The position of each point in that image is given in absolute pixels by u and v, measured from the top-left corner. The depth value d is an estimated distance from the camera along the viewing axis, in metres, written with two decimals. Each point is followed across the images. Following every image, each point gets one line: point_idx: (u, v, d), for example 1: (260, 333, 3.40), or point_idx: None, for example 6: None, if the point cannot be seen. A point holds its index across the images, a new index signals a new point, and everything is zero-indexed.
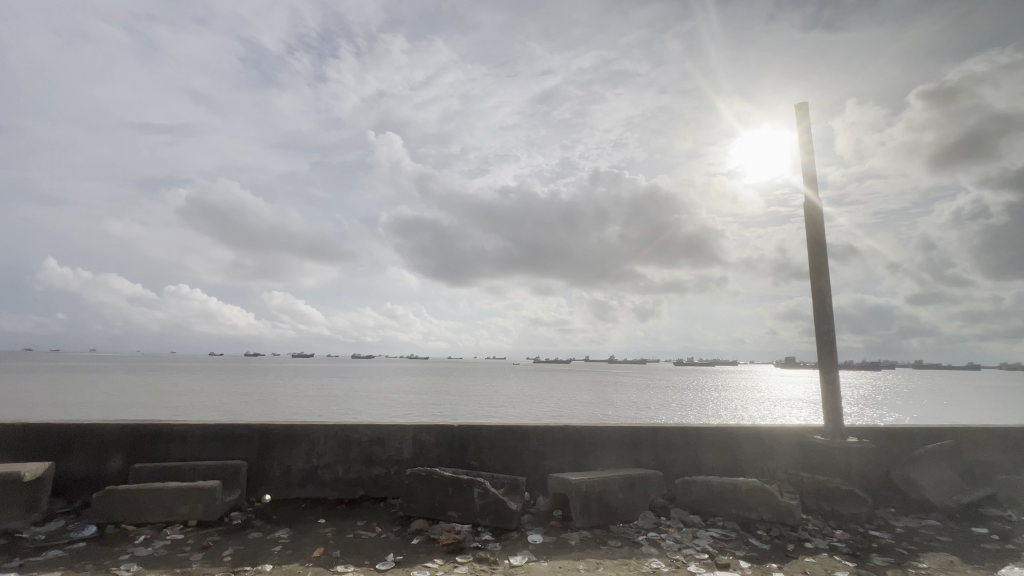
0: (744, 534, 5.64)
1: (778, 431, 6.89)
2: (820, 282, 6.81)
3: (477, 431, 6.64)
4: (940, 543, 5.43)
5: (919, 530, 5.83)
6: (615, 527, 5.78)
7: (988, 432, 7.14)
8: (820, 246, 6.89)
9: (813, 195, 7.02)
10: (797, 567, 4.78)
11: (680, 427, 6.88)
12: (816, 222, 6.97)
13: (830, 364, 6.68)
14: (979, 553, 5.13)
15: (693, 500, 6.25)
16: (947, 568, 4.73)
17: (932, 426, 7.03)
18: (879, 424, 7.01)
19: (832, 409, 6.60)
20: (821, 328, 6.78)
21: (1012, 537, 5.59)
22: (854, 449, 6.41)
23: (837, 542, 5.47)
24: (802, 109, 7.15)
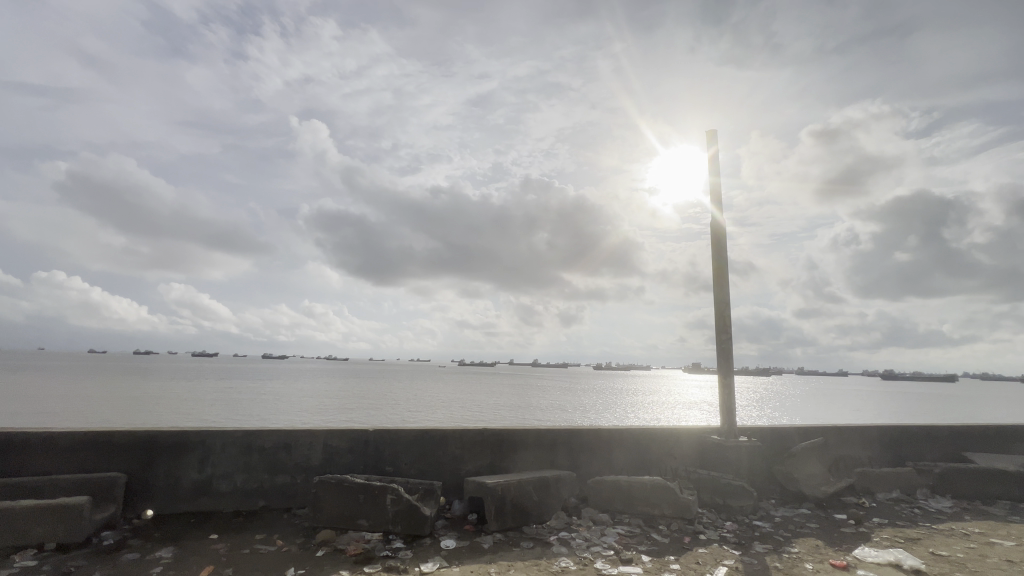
0: (647, 530, 5.99)
1: (681, 432, 7.42)
2: (722, 295, 7.45)
3: (393, 436, 6.43)
4: (809, 529, 6.14)
5: (793, 519, 6.55)
6: (528, 528, 5.88)
7: (850, 430, 8.23)
8: (723, 262, 7.55)
9: (719, 215, 7.68)
10: (691, 558, 5.16)
11: (594, 429, 7.16)
12: (720, 239, 7.63)
13: (727, 370, 7.32)
14: (838, 537, 5.87)
15: (604, 499, 6.52)
16: (813, 551, 5.36)
17: (808, 426, 7.93)
18: (766, 425, 7.78)
19: (728, 410, 7.22)
20: (720, 337, 7.41)
21: (864, 522, 6.47)
22: (744, 448, 7.06)
23: (726, 533, 5.99)
24: (713, 134, 7.79)
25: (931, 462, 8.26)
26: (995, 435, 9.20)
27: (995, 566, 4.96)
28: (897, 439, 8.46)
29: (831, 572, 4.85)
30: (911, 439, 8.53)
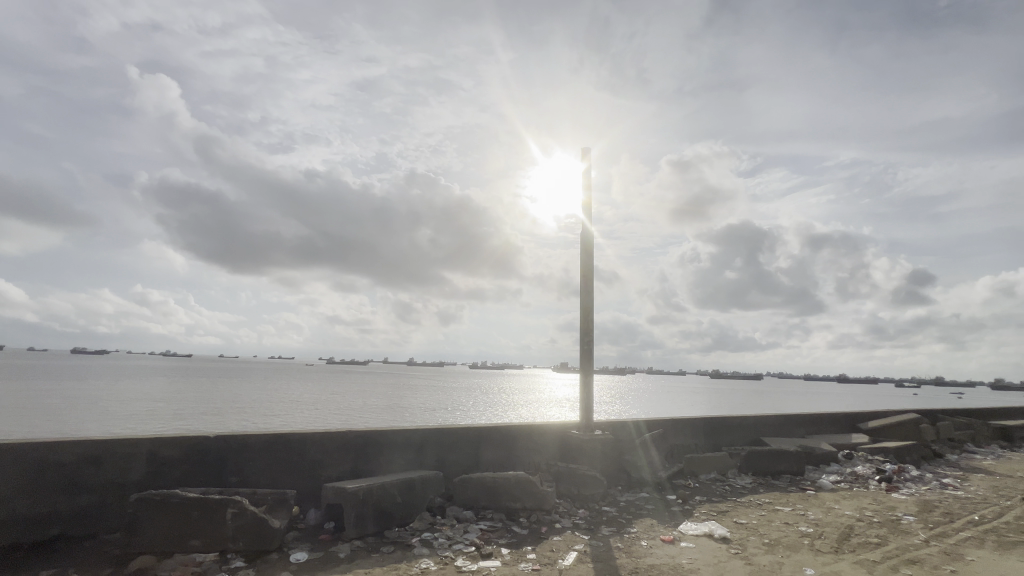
0: (508, 524, 6.23)
1: (545, 428, 7.88)
2: (587, 300, 8.08)
3: (239, 442, 5.74)
4: (647, 510, 6.97)
5: (634, 502, 7.38)
6: (389, 532, 5.70)
7: (682, 422, 9.58)
8: (589, 269, 8.21)
9: (588, 226, 8.33)
10: (546, 546, 5.50)
11: (463, 428, 7.23)
12: (588, 248, 8.28)
13: (587, 370, 7.96)
14: (669, 515, 6.76)
15: (469, 496, 6.60)
16: (649, 529, 6.10)
17: (650, 420, 9.00)
18: (617, 420, 8.63)
19: (587, 407, 7.86)
20: (584, 340, 8.03)
21: (689, 500, 7.54)
22: (598, 440, 7.74)
23: (578, 520, 6.51)
24: (587, 151, 8.44)
25: (740, 447, 9.98)
26: (783, 423, 11.46)
27: (778, 528, 6.16)
28: (716, 429, 10.07)
29: (661, 545, 5.55)
30: (726, 427, 10.21)
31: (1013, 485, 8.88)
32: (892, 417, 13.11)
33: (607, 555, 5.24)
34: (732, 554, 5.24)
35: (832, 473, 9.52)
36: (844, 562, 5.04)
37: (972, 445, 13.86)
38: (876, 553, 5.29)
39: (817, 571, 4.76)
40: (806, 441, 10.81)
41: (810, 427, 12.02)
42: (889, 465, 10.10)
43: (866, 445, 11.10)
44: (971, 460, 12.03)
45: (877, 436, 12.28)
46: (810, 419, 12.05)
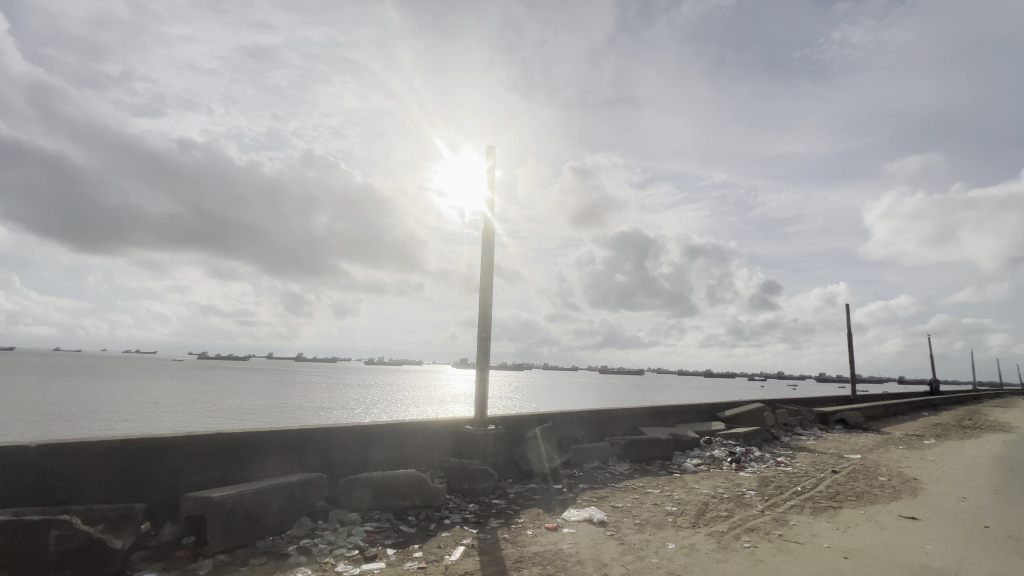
0: (395, 523, 6.08)
1: (439, 423, 7.84)
2: (486, 297, 8.17)
3: (73, 450, 4.85)
4: (533, 500, 7.26)
5: (523, 493, 7.64)
6: (262, 542, 5.22)
7: (570, 415, 10.16)
8: (490, 266, 8.30)
9: (490, 224, 8.43)
10: (433, 543, 5.45)
11: (351, 427, 6.89)
12: (490, 245, 8.38)
13: (484, 366, 8.05)
14: (554, 503, 7.10)
15: (355, 498, 6.31)
16: (535, 519, 6.35)
17: (542, 413, 9.42)
18: (510, 415, 8.86)
19: (481, 402, 7.96)
20: (482, 336, 8.11)
21: (573, 488, 8.00)
22: (491, 434, 7.88)
23: (467, 514, 6.57)
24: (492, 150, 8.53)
25: (620, 436, 10.86)
26: (657, 413, 12.67)
27: (648, 508, 6.80)
28: (600, 420, 10.84)
29: (546, 533, 5.81)
30: (609, 419, 11.05)
31: (826, 460, 10.82)
32: (743, 406, 15.19)
33: (494, 547, 5.35)
34: (608, 536, 5.65)
35: (695, 456, 10.77)
36: (699, 534, 5.71)
37: (801, 428, 16.61)
38: (725, 524, 6.08)
39: (677, 544, 5.33)
40: (675, 429, 12.10)
41: (679, 416, 13.46)
42: (739, 448, 11.70)
43: (723, 431, 12.73)
44: (799, 440, 14.42)
45: (731, 423, 14.15)
46: (679, 410, 13.48)
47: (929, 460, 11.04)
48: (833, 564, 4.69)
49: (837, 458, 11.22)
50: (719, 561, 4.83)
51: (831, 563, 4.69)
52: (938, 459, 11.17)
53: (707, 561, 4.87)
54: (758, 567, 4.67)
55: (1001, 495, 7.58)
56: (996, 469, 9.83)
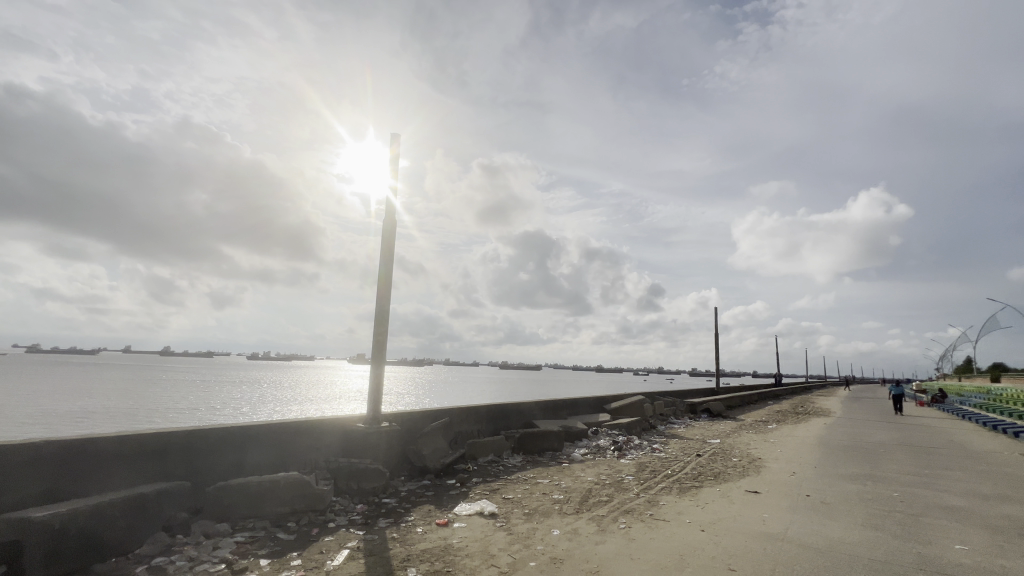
0: (272, 532, 5.61)
1: (327, 422, 7.40)
2: (384, 290, 7.87)
3: None
4: (425, 497, 7.16)
5: (415, 490, 7.51)
6: (100, 567, 4.48)
7: (466, 410, 10.21)
8: (389, 259, 8.00)
9: (392, 216, 8.13)
10: (314, 549, 5.13)
11: (223, 429, 6.22)
12: (389, 237, 8.08)
13: (379, 361, 7.76)
14: (446, 499, 7.09)
15: (223, 506, 5.70)
16: (426, 516, 6.28)
17: (437, 409, 9.36)
18: (403, 412, 8.65)
19: (375, 398, 7.66)
20: (378, 331, 7.81)
21: (466, 482, 8.04)
22: (384, 432, 7.62)
23: (354, 516, 6.28)
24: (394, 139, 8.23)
25: (514, 430, 11.17)
26: (550, 407, 13.25)
27: (537, 498, 7.08)
28: (495, 415, 11.04)
29: (436, 529, 5.77)
30: (504, 413, 11.32)
31: (693, 445, 12.18)
32: (626, 399, 16.49)
33: (380, 548, 5.18)
34: (497, 528, 5.77)
35: (582, 446, 11.46)
36: (582, 519, 6.08)
37: (674, 418, 18.51)
38: (605, 508, 6.56)
39: (561, 530, 5.63)
40: (566, 421, 12.77)
41: (570, 409, 14.23)
42: (621, 437, 12.69)
43: (608, 422, 13.72)
44: (672, 428, 16.06)
45: (616, 414, 15.28)
46: (569, 404, 14.22)
47: (770, 442, 12.97)
48: (692, 537, 5.30)
49: (701, 443, 12.69)
50: (598, 543, 5.18)
51: (690, 537, 5.29)
52: (777, 441, 13.18)
53: (588, 543, 5.19)
54: (631, 545, 5.10)
55: (819, 468, 9.17)
56: (817, 447, 11.88)
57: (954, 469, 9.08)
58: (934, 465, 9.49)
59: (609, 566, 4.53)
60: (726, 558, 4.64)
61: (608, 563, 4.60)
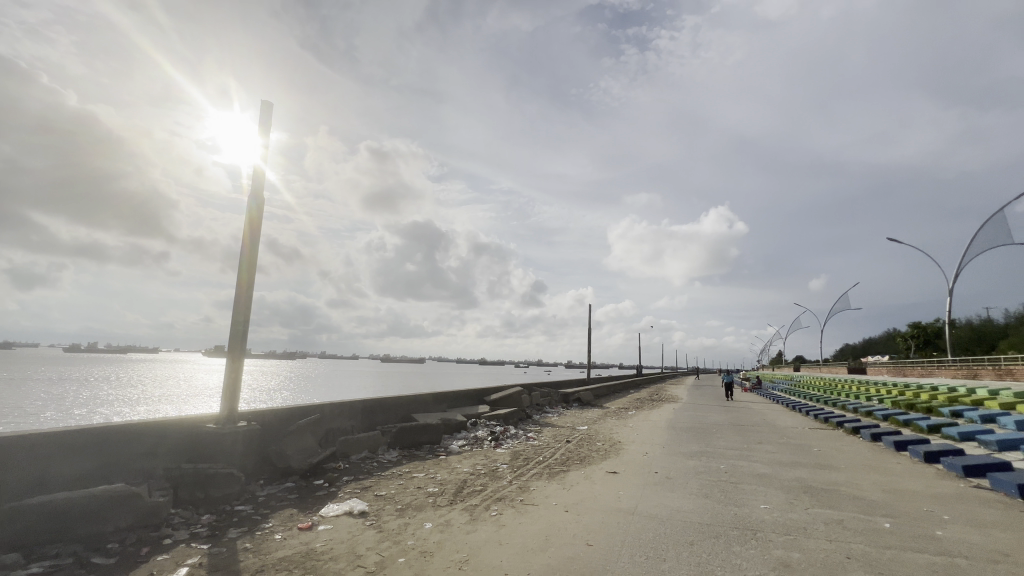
0: (86, 556, 4.71)
1: (168, 422, 6.42)
2: (246, 275, 7.05)
3: None
4: (287, 501, 6.61)
5: (275, 494, 6.88)
6: None
7: (338, 406, 9.65)
8: (254, 241, 7.17)
9: (259, 192, 7.31)
10: (142, 571, 4.42)
11: (21, 436, 5.05)
12: (255, 217, 7.26)
13: (238, 353, 6.95)
14: (311, 501, 6.61)
15: (15, 532, 4.61)
16: (286, 521, 5.79)
17: (304, 407, 8.70)
18: (263, 410, 7.86)
19: (230, 395, 6.85)
20: (237, 320, 6.97)
21: (336, 482, 7.59)
22: (240, 432, 6.85)
23: (199, 528, 5.55)
24: (264, 106, 7.38)
25: (391, 424, 10.86)
26: (429, 401, 13.12)
27: (410, 493, 6.98)
28: (370, 410, 10.61)
29: (297, 534, 5.35)
30: (380, 408, 10.94)
31: (563, 433, 13.02)
32: (506, 391, 17.06)
33: (229, 561, 4.65)
34: (366, 527, 5.55)
35: (461, 438, 11.56)
36: (455, 510, 6.14)
37: (548, 407, 19.62)
38: (478, 498, 6.70)
39: (433, 523, 5.61)
40: (446, 414, 12.76)
41: (450, 402, 14.26)
42: (498, 428, 13.07)
43: (487, 413, 14.04)
44: (546, 418, 17.01)
45: (495, 406, 15.70)
46: (450, 396, 14.31)
47: (629, 427, 14.46)
48: (557, 518, 5.64)
49: (571, 430, 13.64)
50: (470, 532, 5.27)
51: (556, 518, 5.64)
52: (634, 426, 14.76)
53: (459, 533, 5.25)
54: (500, 532, 5.27)
55: (666, 448, 10.46)
56: (666, 430, 13.54)
57: (765, 443, 11.04)
58: (750, 441, 11.43)
59: (479, 554, 4.62)
60: (586, 535, 5.03)
61: (478, 551, 4.69)
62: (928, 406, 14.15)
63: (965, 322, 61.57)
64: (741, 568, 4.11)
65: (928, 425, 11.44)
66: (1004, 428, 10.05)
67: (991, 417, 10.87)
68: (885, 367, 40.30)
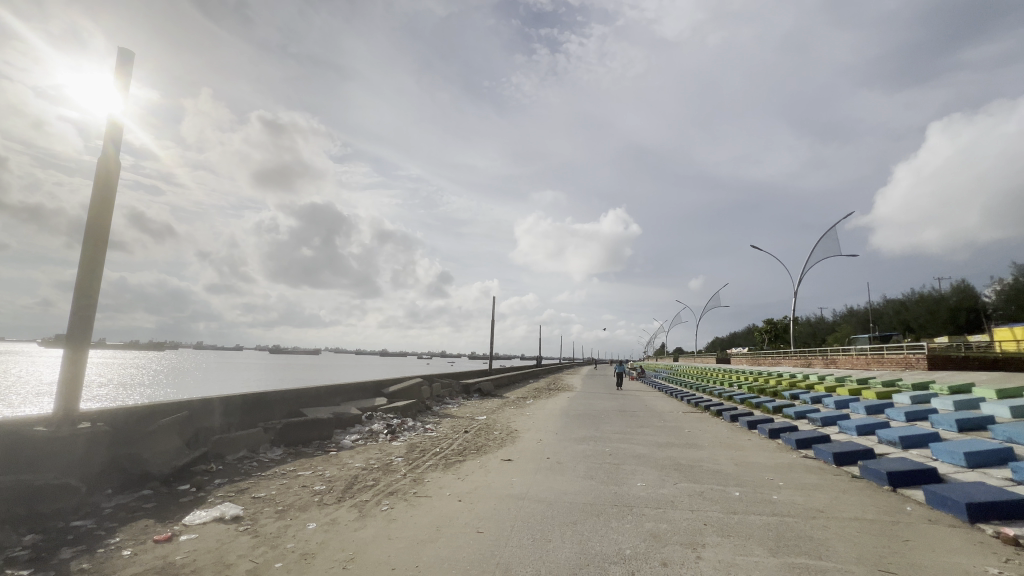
0: None
1: None
2: (94, 253, 6.01)
3: None
4: (143, 511, 5.81)
5: (128, 505, 6.00)
6: None
7: (210, 402, 8.68)
8: (105, 213, 6.13)
9: (113, 155, 6.23)
10: None
11: None
12: (109, 185, 6.20)
13: (81, 343, 5.92)
14: (172, 509, 5.88)
15: None
16: (139, 534, 5.08)
17: (169, 404, 7.74)
18: (115, 408, 6.84)
19: (69, 392, 5.86)
20: (81, 304, 5.92)
21: (205, 486, 6.82)
22: (83, 434, 6.00)
23: (19, 551, 4.65)
24: (126, 58, 6.29)
25: (276, 421, 10.04)
26: (319, 394, 12.36)
27: (294, 492, 6.51)
28: (250, 406, 9.70)
29: (152, 548, 4.72)
30: (261, 404, 10.04)
31: (461, 423, 13.09)
32: (404, 382, 16.65)
33: None
34: (239, 533, 5.07)
35: (354, 433, 11.04)
36: (343, 508, 5.86)
37: (448, 398, 19.57)
38: (369, 493, 6.46)
39: (317, 523, 5.29)
40: (338, 408, 12.10)
41: (343, 396, 13.57)
42: (395, 420, 12.73)
43: (384, 405, 13.61)
44: (445, 409, 16.97)
45: (392, 398, 15.28)
46: (343, 390, 13.63)
47: (526, 415, 14.97)
48: (450, 509, 5.65)
49: (469, 420, 13.75)
50: (357, 529, 5.06)
51: (448, 509, 5.65)
52: (530, 414, 15.31)
53: (345, 531, 5.02)
54: (390, 527, 5.14)
55: (559, 434, 11.01)
56: (560, 417, 14.26)
57: (645, 426, 12.15)
58: (633, 425, 12.49)
59: (366, 551, 4.46)
60: (477, 523, 5.10)
61: (365, 548, 4.52)
62: (774, 390, 16.67)
63: (805, 319, 73.27)
64: (616, 542, 4.47)
65: (773, 407, 13.49)
66: (827, 407, 12.20)
67: (818, 398, 13.13)
68: (744, 356, 46.58)
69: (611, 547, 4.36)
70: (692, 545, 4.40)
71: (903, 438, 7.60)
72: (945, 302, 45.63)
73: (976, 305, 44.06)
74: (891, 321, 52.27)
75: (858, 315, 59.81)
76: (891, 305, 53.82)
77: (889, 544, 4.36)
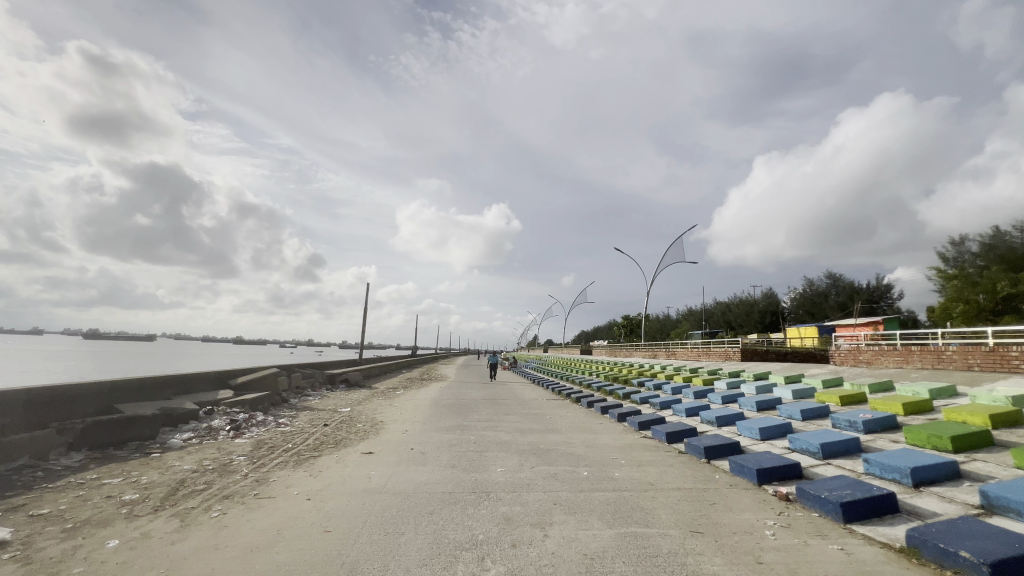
0: None
1: None
2: None
3: None
4: None
5: None
6: None
7: None
8: None
9: None
10: None
11: None
12: None
13: None
14: None
15: None
16: None
17: None
18: None
19: None
20: None
21: None
22: None
23: None
24: None
25: (77, 420, 8.19)
26: (144, 388, 10.48)
27: (93, 505, 5.37)
28: (40, 403, 7.81)
29: None
30: (58, 399, 8.14)
31: (321, 416, 12.18)
32: (257, 373, 14.98)
33: None
34: (3, 562, 4.00)
35: (186, 431, 9.54)
36: (159, 518, 5.00)
37: (309, 390, 18.14)
38: (196, 499, 5.63)
39: (122, 539, 4.44)
40: (168, 402, 10.38)
41: (176, 389, 11.69)
42: (241, 415, 11.35)
43: (228, 399, 12.04)
44: (305, 401, 15.65)
45: (240, 390, 13.62)
46: (178, 381, 11.74)
47: (393, 406, 14.47)
48: (296, 509, 5.18)
49: (330, 413, 12.83)
50: (174, 542, 4.34)
51: (294, 509, 5.17)
52: (399, 405, 14.95)
53: (158, 546, 4.27)
54: (219, 534, 4.53)
55: (426, 425, 10.87)
56: (429, 407, 14.16)
57: (511, 414, 12.64)
58: (499, 413, 12.90)
59: (183, 566, 3.85)
60: (326, 522, 4.76)
61: (183, 563, 3.91)
62: (626, 380, 18.53)
63: (654, 317, 83.19)
64: (470, 528, 4.51)
65: (624, 394, 14.98)
66: (665, 393, 13.97)
67: (659, 386, 14.93)
68: (603, 348, 51.22)
69: (464, 534, 4.40)
70: (540, 525, 4.65)
71: (718, 418, 9.03)
72: (757, 306, 55.52)
73: (777, 309, 54.35)
74: (718, 320, 62.02)
75: (694, 315, 69.82)
76: (719, 307, 63.74)
77: (700, 508, 5.12)
